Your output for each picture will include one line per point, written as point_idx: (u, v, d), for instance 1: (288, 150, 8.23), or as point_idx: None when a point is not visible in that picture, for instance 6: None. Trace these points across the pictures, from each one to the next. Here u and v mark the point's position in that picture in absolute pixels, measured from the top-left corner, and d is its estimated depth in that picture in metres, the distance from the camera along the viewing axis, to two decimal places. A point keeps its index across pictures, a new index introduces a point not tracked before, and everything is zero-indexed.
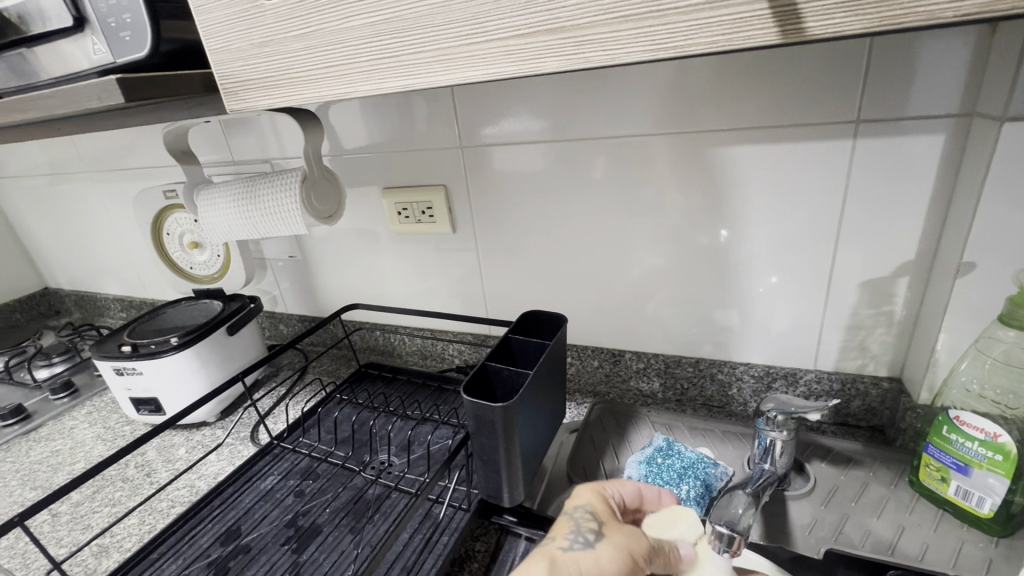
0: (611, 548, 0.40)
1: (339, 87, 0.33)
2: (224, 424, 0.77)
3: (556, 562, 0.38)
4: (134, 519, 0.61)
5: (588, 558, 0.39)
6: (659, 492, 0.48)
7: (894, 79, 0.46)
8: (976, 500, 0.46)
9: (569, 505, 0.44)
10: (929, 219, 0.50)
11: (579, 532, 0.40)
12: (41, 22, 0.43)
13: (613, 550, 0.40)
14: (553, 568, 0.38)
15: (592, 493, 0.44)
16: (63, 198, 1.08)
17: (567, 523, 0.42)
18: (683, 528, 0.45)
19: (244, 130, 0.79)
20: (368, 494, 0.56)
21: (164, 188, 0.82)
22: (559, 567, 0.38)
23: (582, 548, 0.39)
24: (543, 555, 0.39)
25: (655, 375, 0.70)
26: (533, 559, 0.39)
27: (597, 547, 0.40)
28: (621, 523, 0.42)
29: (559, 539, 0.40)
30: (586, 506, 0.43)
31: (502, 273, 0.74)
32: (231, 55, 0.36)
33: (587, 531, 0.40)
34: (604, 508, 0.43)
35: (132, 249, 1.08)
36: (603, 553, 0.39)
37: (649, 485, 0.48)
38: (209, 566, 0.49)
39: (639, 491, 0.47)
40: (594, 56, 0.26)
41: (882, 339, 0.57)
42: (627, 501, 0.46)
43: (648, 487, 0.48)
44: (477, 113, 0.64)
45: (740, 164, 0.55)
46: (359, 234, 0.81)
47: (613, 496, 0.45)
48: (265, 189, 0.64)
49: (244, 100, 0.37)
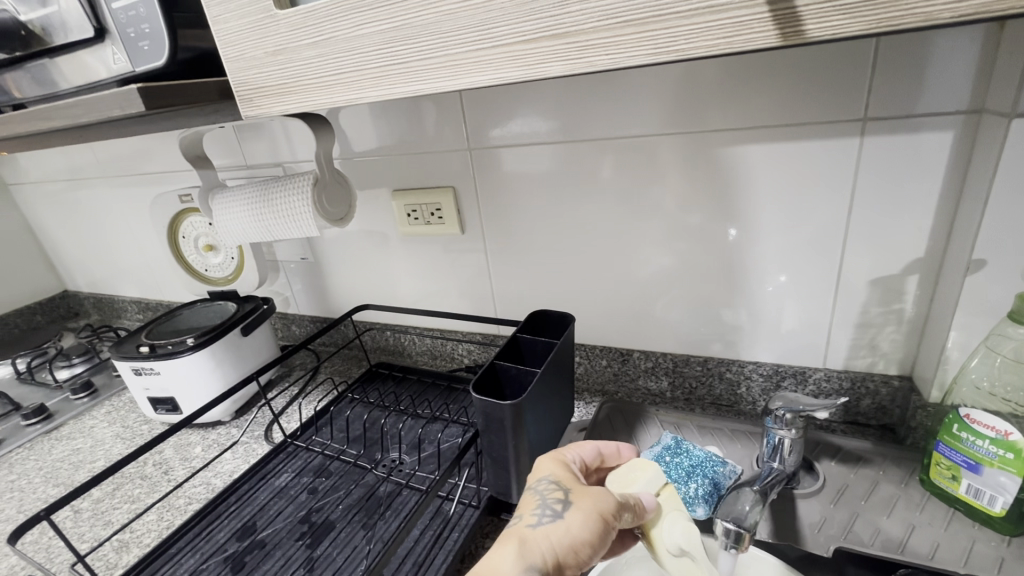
0: (581, 514, 0.36)
1: (350, 93, 0.34)
2: (238, 423, 0.78)
3: (525, 542, 0.34)
4: (153, 515, 0.62)
5: (557, 530, 0.35)
6: (619, 448, 0.46)
7: (901, 78, 0.46)
8: (988, 498, 0.45)
9: (530, 477, 0.40)
10: (938, 217, 0.50)
11: (543, 504, 0.36)
12: (63, 34, 0.44)
13: (584, 512, 0.36)
14: (522, 548, 0.34)
15: (553, 463, 0.41)
16: (83, 203, 1.11)
17: (531, 498, 0.38)
18: (643, 482, 0.42)
19: (257, 134, 0.80)
20: (379, 491, 0.57)
21: (179, 192, 0.84)
22: (529, 548, 0.34)
23: (550, 521, 0.35)
24: (510, 537, 0.35)
25: (663, 375, 0.71)
26: (500, 544, 0.35)
27: (564, 513, 0.36)
28: (588, 486, 0.39)
29: (524, 516, 0.36)
30: (547, 478, 0.39)
31: (511, 274, 0.75)
32: (246, 63, 0.37)
33: (552, 500, 0.37)
34: (567, 476, 0.40)
35: (149, 253, 1.10)
36: (572, 518, 0.36)
37: (607, 443, 0.46)
38: (226, 561, 0.50)
39: (598, 451, 0.44)
40: (597, 60, 0.27)
41: (892, 338, 0.57)
42: (588, 463, 0.43)
43: (606, 445, 0.45)
44: (485, 116, 0.65)
45: (747, 163, 0.55)
46: (370, 236, 0.82)
47: (572, 461, 0.42)
48: (278, 192, 0.65)
49: (259, 106, 0.39)
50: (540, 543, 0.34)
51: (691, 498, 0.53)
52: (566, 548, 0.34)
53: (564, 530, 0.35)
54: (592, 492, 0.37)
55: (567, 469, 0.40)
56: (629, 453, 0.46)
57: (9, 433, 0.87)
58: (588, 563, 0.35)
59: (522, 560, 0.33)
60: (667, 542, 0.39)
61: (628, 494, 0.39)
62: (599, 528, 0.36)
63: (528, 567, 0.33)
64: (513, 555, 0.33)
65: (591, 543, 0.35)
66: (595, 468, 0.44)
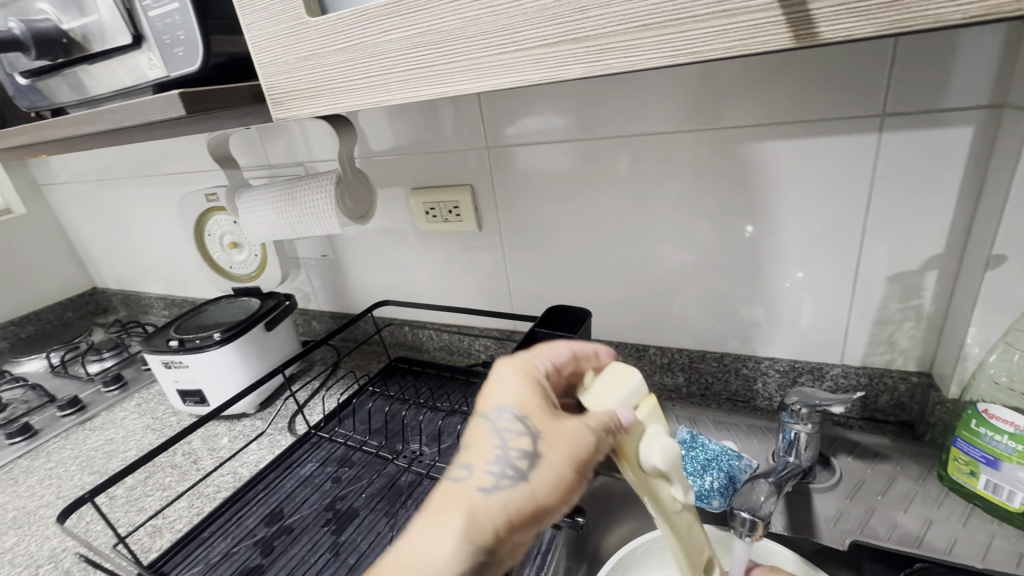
0: (548, 471, 0.35)
1: (376, 96, 0.36)
2: (263, 415, 0.81)
3: (477, 511, 0.34)
4: (184, 502, 0.65)
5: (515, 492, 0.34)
6: (597, 351, 0.44)
7: (922, 72, 0.46)
8: (1007, 494, 0.45)
9: (493, 412, 0.38)
10: (957, 213, 0.50)
11: (503, 462, 0.35)
12: (101, 41, 0.46)
13: (552, 468, 0.35)
14: (473, 519, 0.33)
15: (521, 382, 0.39)
16: (112, 203, 1.14)
17: (491, 446, 0.36)
18: (622, 395, 0.40)
19: (278, 135, 0.82)
20: (400, 481, 0.59)
21: (205, 192, 0.86)
22: (482, 517, 0.34)
23: (508, 483, 0.35)
24: (461, 502, 0.34)
25: (679, 370, 0.71)
26: (449, 504, 0.34)
27: (528, 472, 0.35)
28: (562, 424, 0.37)
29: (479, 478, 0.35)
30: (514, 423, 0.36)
31: (527, 270, 0.76)
32: (278, 68, 0.39)
33: (515, 456, 0.35)
34: (537, 407, 0.37)
35: (175, 250, 1.13)
36: (535, 477, 0.35)
37: (583, 346, 0.44)
38: (256, 544, 0.52)
39: (572, 354, 0.43)
40: (616, 62, 0.28)
41: (911, 334, 0.56)
42: (559, 371, 0.42)
43: (583, 348, 0.43)
44: (501, 115, 0.66)
45: (766, 159, 0.55)
46: (388, 233, 0.84)
47: (542, 375, 0.40)
48: (302, 192, 0.67)
49: (289, 109, 0.40)
50: (494, 511, 0.34)
51: (707, 490, 0.54)
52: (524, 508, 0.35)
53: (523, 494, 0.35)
54: (562, 442, 0.36)
55: (536, 395, 0.38)
56: (607, 356, 0.44)
57: (46, 424, 0.90)
58: (549, 516, 0.36)
59: (474, 533, 0.33)
60: (642, 456, 0.38)
61: (604, 420, 0.37)
62: (564, 483, 0.35)
63: (479, 539, 0.33)
64: (463, 528, 0.33)
65: (552, 501, 0.35)
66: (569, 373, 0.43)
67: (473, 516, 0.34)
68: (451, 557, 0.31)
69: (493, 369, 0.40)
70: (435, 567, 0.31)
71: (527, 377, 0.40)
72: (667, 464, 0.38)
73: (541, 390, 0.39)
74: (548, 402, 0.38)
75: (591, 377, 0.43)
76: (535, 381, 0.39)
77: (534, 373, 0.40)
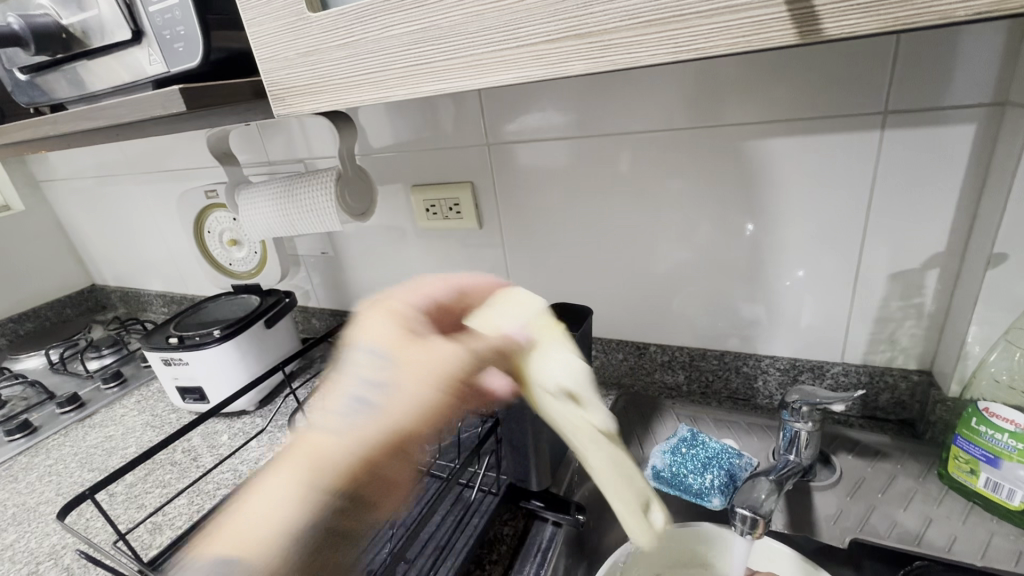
0: (399, 404, 0.37)
1: (378, 93, 0.35)
2: (263, 412, 0.81)
3: (322, 452, 0.36)
4: (184, 500, 0.65)
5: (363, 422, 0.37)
6: (485, 282, 0.45)
7: (925, 69, 0.46)
8: (1006, 492, 0.45)
9: (349, 351, 0.39)
10: (959, 211, 0.50)
11: (347, 406, 0.37)
12: (100, 36, 0.46)
13: (403, 399, 0.37)
14: (319, 457, 0.36)
15: (384, 316, 0.40)
16: (111, 200, 1.14)
17: (343, 389, 0.38)
18: (514, 316, 0.42)
19: (278, 132, 0.82)
20: None
21: (205, 188, 0.86)
22: (326, 456, 0.36)
23: (354, 424, 0.37)
24: (310, 445, 0.37)
25: (679, 368, 0.71)
26: (304, 446, 0.37)
27: (378, 404, 0.37)
28: (418, 353, 0.38)
29: (325, 423, 0.37)
30: (371, 355, 0.38)
31: (527, 268, 0.76)
32: (278, 64, 0.39)
33: (371, 389, 0.37)
34: (396, 339, 0.39)
35: (174, 247, 1.13)
36: (389, 408, 0.37)
37: (472, 279, 0.45)
38: None
39: (455, 287, 0.44)
40: (619, 59, 0.28)
41: (912, 332, 0.56)
42: (442, 303, 0.43)
43: (469, 280, 0.44)
44: (501, 111, 0.66)
45: (767, 157, 0.55)
46: (388, 230, 0.84)
47: (411, 307, 0.41)
48: (302, 188, 0.67)
49: (290, 105, 0.40)
50: (338, 449, 0.36)
51: (707, 488, 0.54)
52: (385, 434, 0.37)
53: (378, 423, 0.37)
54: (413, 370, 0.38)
55: (400, 327, 0.39)
56: (498, 285, 0.45)
57: (45, 421, 0.90)
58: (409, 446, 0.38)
59: (319, 470, 0.36)
60: (544, 378, 0.39)
61: (468, 345, 0.40)
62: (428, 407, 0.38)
63: (327, 475, 0.36)
64: (309, 466, 0.36)
65: (412, 428, 0.38)
66: (455, 305, 0.43)
67: (325, 447, 0.36)
68: (294, 494, 0.35)
69: (359, 309, 0.42)
70: (272, 512, 0.35)
71: (393, 316, 0.40)
72: (572, 384, 0.39)
73: (406, 325, 0.40)
74: (405, 337, 0.39)
75: (478, 306, 0.43)
76: (400, 315, 0.41)
77: (399, 309, 0.41)
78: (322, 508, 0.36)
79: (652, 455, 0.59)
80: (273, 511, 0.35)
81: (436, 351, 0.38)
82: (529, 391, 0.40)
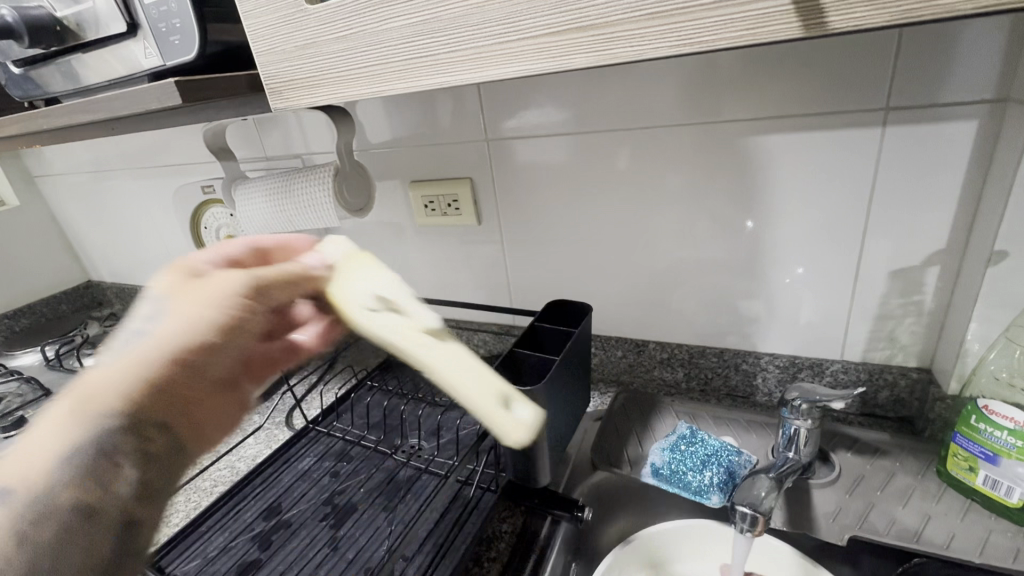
0: (145, 355, 0.38)
1: (377, 86, 0.35)
2: (260, 410, 0.80)
3: (88, 400, 0.36)
4: (180, 497, 0.64)
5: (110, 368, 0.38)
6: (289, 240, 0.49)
7: (926, 65, 0.46)
8: (1005, 489, 0.45)
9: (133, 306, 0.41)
10: (960, 208, 0.50)
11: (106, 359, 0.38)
12: (94, 29, 0.46)
13: (141, 354, 0.38)
14: (82, 405, 0.36)
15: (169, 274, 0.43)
16: (107, 195, 1.13)
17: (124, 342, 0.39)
18: (331, 249, 0.44)
19: (275, 127, 0.81)
20: (399, 476, 0.58)
21: (202, 183, 0.85)
22: (85, 403, 0.36)
23: (104, 375, 0.37)
24: (77, 397, 0.37)
25: (679, 365, 0.71)
26: (81, 399, 0.36)
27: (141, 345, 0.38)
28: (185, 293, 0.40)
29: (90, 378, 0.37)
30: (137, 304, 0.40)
31: (526, 264, 0.75)
32: (277, 57, 0.38)
33: (131, 336, 0.38)
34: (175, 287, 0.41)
35: (171, 243, 1.12)
36: (129, 352, 0.38)
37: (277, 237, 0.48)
38: (254, 539, 0.52)
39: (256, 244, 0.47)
40: (622, 52, 0.27)
41: (912, 330, 0.56)
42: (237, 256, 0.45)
43: (261, 239, 0.47)
44: (499, 107, 0.65)
45: (766, 153, 0.55)
46: (387, 227, 0.83)
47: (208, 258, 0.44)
48: (299, 184, 0.66)
49: (288, 99, 0.39)
50: (102, 395, 0.36)
51: (706, 485, 0.54)
52: (170, 369, 0.38)
53: (156, 359, 0.38)
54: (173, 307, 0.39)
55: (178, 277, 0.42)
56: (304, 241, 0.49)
57: None
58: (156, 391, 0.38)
59: (86, 416, 0.36)
60: (355, 297, 0.39)
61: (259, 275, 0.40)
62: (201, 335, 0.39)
63: (87, 420, 0.35)
64: (71, 414, 0.36)
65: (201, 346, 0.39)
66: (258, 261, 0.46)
67: (109, 391, 0.37)
68: (55, 442, 0.35)
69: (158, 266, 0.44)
70: (43, 458, 0.34)
71: (177, 267, 0.43)
72: (386, 295, 0.39)
73: (191, 271, 0.42)
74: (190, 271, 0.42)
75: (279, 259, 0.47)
76: (185, 263, 0.43)
77: (191, 260, 0.44)
78: (110, 447, 0.35)
79: (652, 452, 0.59)
80: (48, 457, 0.34)
81: (218, 280, 0.40)
82: (344, 313, 0.40)
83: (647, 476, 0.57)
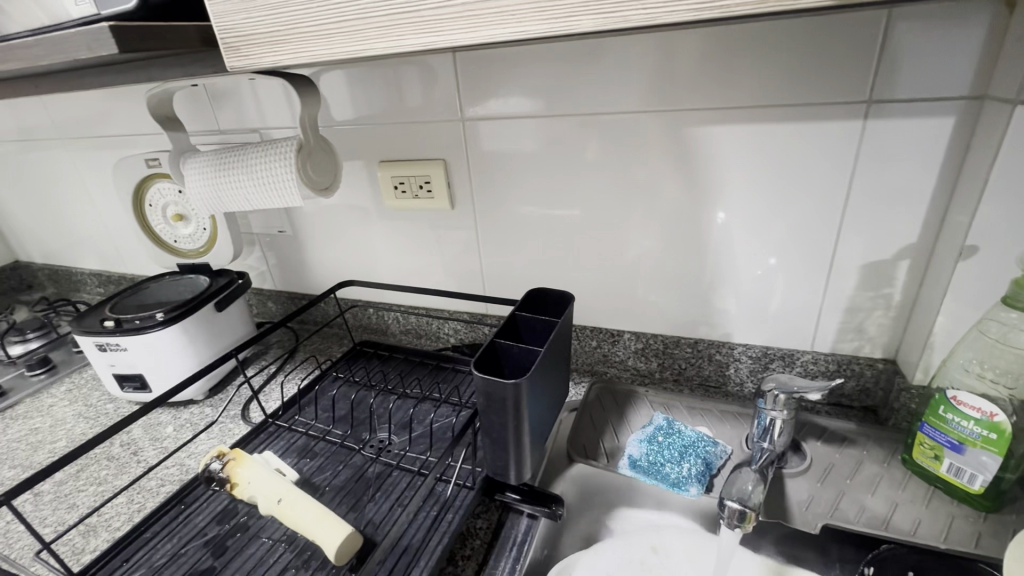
0: None
1: (352, 45, 0.32)
2: (212, 402, 0.75)
3: None
4: (123, 498, 0.59)
5: None
6: None
7: (909, 61, 0.46)
8: (968, 477, 0.47)
9: None
10: (934, 204, 0.50)
11: None
12: None
13: None
14: None
15: None
16: (34, 168, 1.03)
17: None
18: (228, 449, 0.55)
19: (229, 97, 0.75)
20: (368, 472, 0.55)
21: (146, 156, 0.78)
22: None
23: None
24: None
25: (652, 356, 0.71)
26: None
27: None
28: None
29: None
30: None
31: (501, 251, 0.73)
32: (235, 7, 0.34)
33: None
34: None
35: (110, 222, 1.03)
36: None
37: None
38: (207, 545, 0.48)
39: None
40: (633, 14, 0.26)
41: (880, 322, 0.58)
42: None
43: None
44: (472, 85, 0.62)
45: (721, 143, 0.55)
46: (351, 209, 0.79)
47: None
48: (256, 159, 0.61)
49: (245, 56, 0.35)
50: None
51: (685, 477, 0.54)
52: None
53: None
54: None
55: None
56: None
57: None
58: None
59: None
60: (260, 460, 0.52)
61: None
62: None
63: None
64: None
65: None
66: None
67: None
68: None
69: None
70: None
71: None
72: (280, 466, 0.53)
73: None
74: None
75: None
76: None
77: None
78: None
79: (629, 444, 0.59)
80: None
81: None
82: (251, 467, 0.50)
83: (625, 468, 0.57)
